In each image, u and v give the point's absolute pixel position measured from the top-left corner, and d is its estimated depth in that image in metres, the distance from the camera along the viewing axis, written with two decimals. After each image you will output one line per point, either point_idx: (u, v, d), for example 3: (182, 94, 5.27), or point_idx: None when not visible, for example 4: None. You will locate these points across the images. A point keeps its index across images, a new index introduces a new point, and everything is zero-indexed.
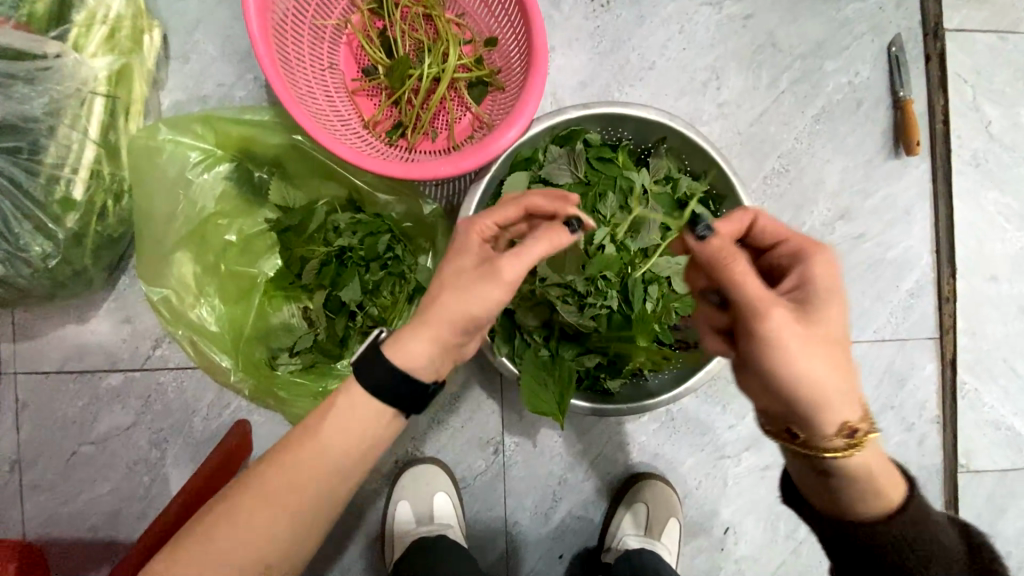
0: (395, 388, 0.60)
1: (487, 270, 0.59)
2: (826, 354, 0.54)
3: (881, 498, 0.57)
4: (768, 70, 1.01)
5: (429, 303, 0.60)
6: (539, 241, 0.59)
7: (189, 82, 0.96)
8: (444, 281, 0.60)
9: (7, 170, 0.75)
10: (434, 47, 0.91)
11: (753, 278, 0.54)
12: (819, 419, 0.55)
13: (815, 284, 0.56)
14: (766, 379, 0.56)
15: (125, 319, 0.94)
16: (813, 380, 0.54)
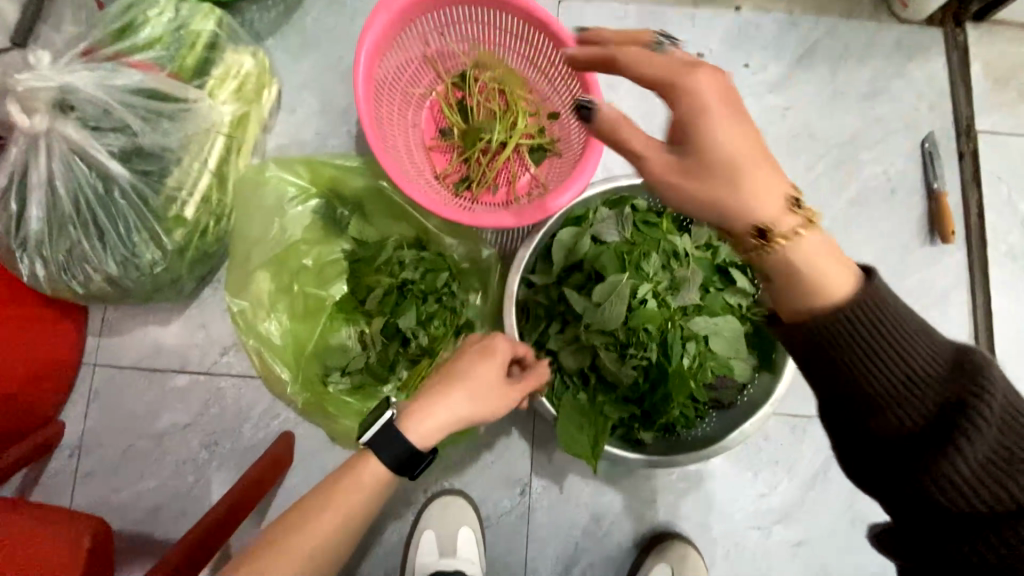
0: (409, 462, 0.67)
1: (498, 386, 0.72)
2: (728, 170, 0.50)
3: (829, 265, 0.48)
4: (805, 156, 1.10)
5: (444, 395, 0.68)
6: (529, 376, 0.77)
7: (292, 129, 1.12)
8: (461, 382, 0.70)
9: (138, 188, 0.89)
10: (504, 117, 1.04)
11: (734, 120, 0.50)
12: (748, 221, 0.50)
13: (707, 90, 0.51)
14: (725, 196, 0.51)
15: (201, 325, 1.05)
16: (737, 158, 0.50)
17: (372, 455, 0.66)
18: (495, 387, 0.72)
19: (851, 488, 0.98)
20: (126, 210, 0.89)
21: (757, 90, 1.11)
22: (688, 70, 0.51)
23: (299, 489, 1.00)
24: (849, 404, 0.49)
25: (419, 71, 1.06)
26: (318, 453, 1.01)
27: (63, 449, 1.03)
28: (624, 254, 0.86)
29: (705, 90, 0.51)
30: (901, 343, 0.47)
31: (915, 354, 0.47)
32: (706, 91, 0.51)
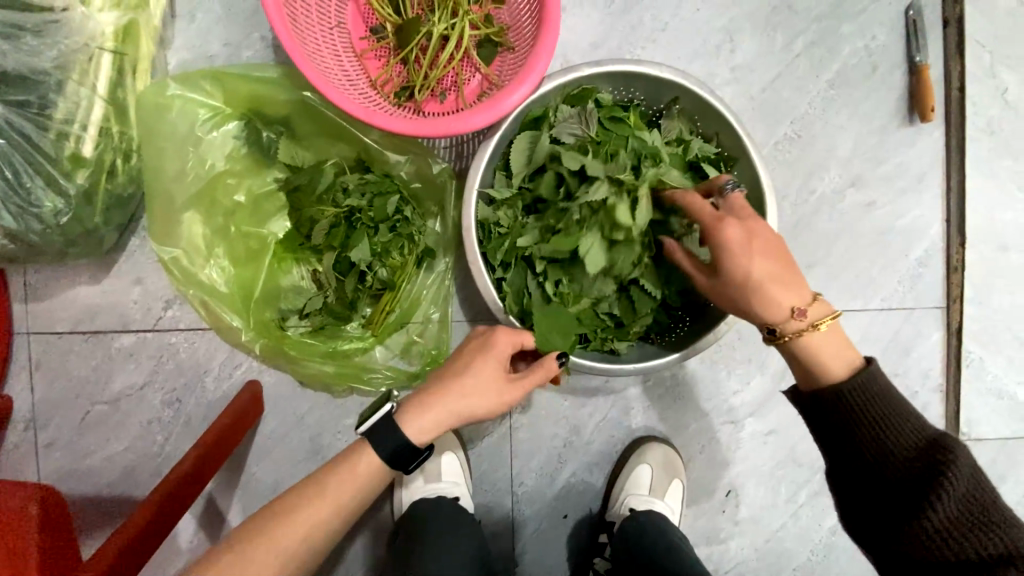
0: (405, 454, 0.69)
1: (501, 384, 0.72)
2: (739, 290, 0.63)
3: (836, 366, 0.61)
4: (783, 33, 0.99)
5: (446, 393, 0.70)
6: (535, 374, 0.74)
7: (196, 41, 0.94)
8: (463, 382, 0.71)
9: (17, 124, 0.76)
10: (443, 5, 0.89)
11: (750, 285, 0.63)
12: (766, 317, 0.63)
13: (733, 236, 0.63)
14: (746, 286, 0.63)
15: (136, 280, 0.95)
16: (755, 280, 0.62)
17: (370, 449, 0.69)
18: (498, 386, 0.72)
19: None
20: (11, 152, 0.76)
21: None
22: (723, 221, 0.63)
23: (275, 435, 0.98)
24: (848, 457, 0.60)
25: None
26: (290, 399, 0.97)
27: (15, 423, 0.97)
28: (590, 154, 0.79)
29: (728, 237, 0.63)
30: (885, 410, 0.59)
31: (895, 421, 0.58)
32: (727, 232, 0.63)
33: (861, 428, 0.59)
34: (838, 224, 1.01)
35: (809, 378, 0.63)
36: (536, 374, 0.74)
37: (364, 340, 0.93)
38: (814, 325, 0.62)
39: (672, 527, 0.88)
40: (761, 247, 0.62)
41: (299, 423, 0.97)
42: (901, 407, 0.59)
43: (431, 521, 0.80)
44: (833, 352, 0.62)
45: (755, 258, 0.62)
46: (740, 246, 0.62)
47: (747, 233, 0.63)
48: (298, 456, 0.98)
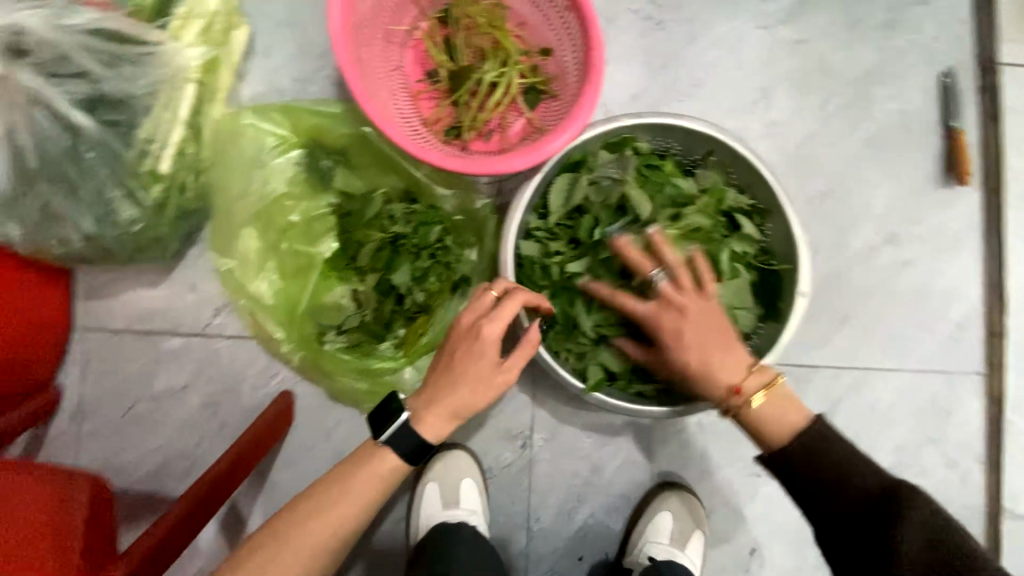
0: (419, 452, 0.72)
1: (492, 371, 0.71)
2: (682, 372, 0.71)
3: (778, 430, 0.69)
4: (818, 94, 1.03)
5: (449, 392, 0.71)
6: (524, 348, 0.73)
7: (269, 76, 1.04)
8: (458, 380, 0.71)
9: (108, 141, 0.82)
10: (495, 54, 0.97)
11: (709, 357, 0.69)
12: (707, 391, 0.71)
13: (670, 325, 0.70)
14: (693, 360, 0.70)
15: (190, 288, 1.02)
16: (694, 359, 0.70)
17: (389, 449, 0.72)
18: (492, 370, 0.71)
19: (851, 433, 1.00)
20: (98, 165, 0.83)
21: (767, 22, 1.03)
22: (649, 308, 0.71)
23: (302, 446, 1.00)
24: (816, 500, 0.66)
25: (400, 7, 0.98)
26: (320, 412, 1.00)
27: (62, 413, 1.02)
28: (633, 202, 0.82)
29: (664, 327, 0.70)
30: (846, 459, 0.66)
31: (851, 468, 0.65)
32: (676, 313, 0.69)
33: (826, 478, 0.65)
34: (872, 280, 1.01)
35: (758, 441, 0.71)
36: (524, 351, 0.73)
37: (395, 361, 0.95)
38: (754, 397, 0.69)
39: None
40: (687, 336, 0.69)
41: (326, 437, 1.00)
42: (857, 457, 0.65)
43: (456, 545, 0.81)
44: (774, 419, 0.69)
45: (694, 342, 0.69)
46: (676, 339, 0.69)
47: (693, 316, 0.69)
48: (323, 470, 1.00)
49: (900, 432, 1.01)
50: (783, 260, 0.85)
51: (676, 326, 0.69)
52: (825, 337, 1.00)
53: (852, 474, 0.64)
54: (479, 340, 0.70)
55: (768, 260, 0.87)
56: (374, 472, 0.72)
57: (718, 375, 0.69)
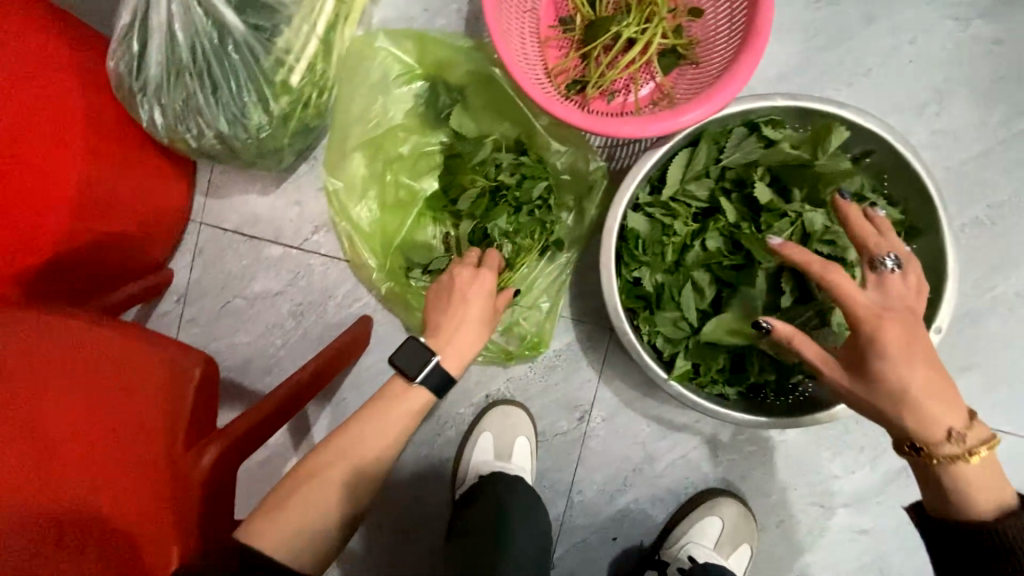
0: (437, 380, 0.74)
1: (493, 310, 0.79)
2: (892, 400, 0.54)
3: (987, 497, 0.53)
4: (1005, 106, 0.88)
5: (460, 332, 0.76)
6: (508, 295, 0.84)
7: (400, 3, 1.02)
8: (463, 318, 0.76)
9: (251, 45, 0.85)
10: (640, 7, 0.89)
11: (922, 387, 0.54)
12: (909, 433, 0.55)
13: (890, 335, 0.54)
14: (901, 388, 0.54)
15: (296, 202, 1.07)
16: (908, 389, 0.54)
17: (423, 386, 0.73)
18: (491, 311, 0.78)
19: None
20: (238, 67, 0.86)
21: (964, 12, 0.88)
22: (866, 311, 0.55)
23: (372, 370, 1.05)
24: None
25: None
26: (393, 342, 1.04)
27: (170, 294, 1.13)
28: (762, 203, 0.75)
29: (881, 333, 0.54)
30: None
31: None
32: (883, 326, 0.55)
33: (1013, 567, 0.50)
34: (1013, 331, 0.88)
35: (944, 508, 0.56)
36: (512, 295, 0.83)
37: None
38: (971, 453, 0.54)
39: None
40: (910, 354, 0.54)
41: None
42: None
43: (517, 494, 0.82)
44: (984, 483, 0.54)
45: (914, 363, 0.54)
46: (894, 353, 0.54)
47: (905, 328, 0.55)
48: None
49: None
50: (925, 289, 0.75)
51: (886, 338, 0.54)
52: None
53: None
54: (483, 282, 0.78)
55: None
56: (399, 409, 0.72)
57: (931, 414, 0.54)
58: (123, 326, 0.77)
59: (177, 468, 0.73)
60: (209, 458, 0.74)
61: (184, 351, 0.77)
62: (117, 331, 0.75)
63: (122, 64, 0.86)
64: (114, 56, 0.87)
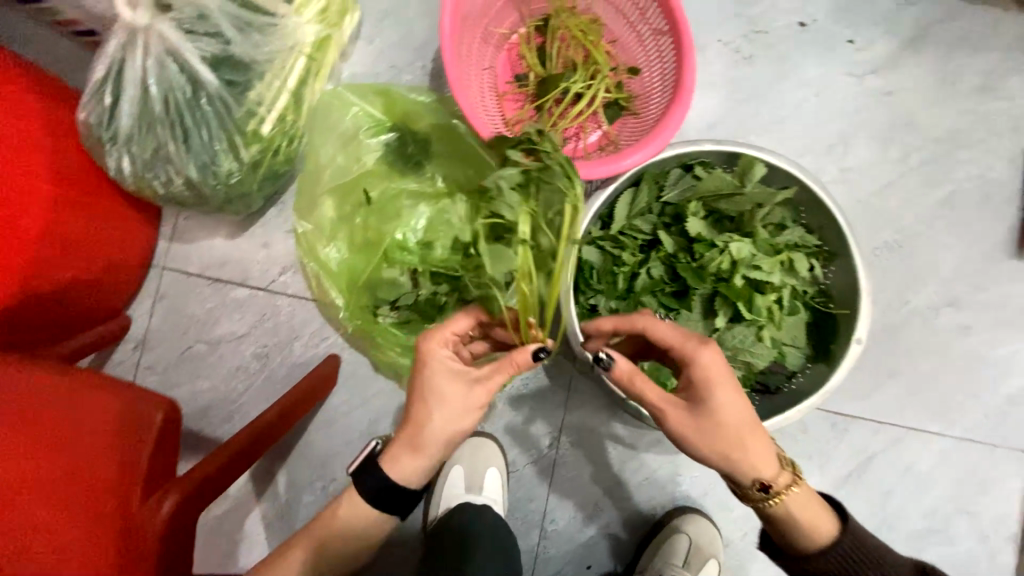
0: (386, 495, 0.73)
1: (466, 390, 0.71)
2: (727, 437, 0.65)
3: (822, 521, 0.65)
4: (899, 146, 1.02)
5: (412, 444, 0.71)
6: (508, 367, 0.71)
7: (367, 60, 1.11)
8: (429, 409, 0.71)
9: (224, 98, 0.90)
10: (584, 67, 1.01)
11: (748, 419, 0.65)
12: (750, 465, 0.65)
13: (711, 368, 0.65)
14: (732, 422, 0.64)
15: (263, 244, 1.08)
16: (739, 420, 0.65)
17: (389, 469, 0.73)
18: (461, 388, 0.71)
19: (883, 491, 0.98)
20: (211, 119, 0.90)
21: (856, 70, 1.04)
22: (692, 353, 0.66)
23: (340, 408, 1.04)
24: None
25: (502, 12, 1.04)
26: (361, 380, 1.04)
27: (128, 341, 1.11)
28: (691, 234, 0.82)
29: (707, 368, 0.65)
30: (869, 556, 0.64)
31: (881, 562, 0.63)
32: (713, 367, 0.65)
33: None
34: (928, 341, 0.99)
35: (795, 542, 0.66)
36: (505, 368, 0.71)
37: None
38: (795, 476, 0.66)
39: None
40: (730, 387, 0.65)
41: (363, 404, 1.04)
42: (885, 555, 0.64)
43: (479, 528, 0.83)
44: (812, 506, 0.65)
45: (738, 396, 0.65)
46: (722, 389, 0.64)
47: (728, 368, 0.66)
48: (355, 435, 1.04)
49: (934, 499, 0.98)
50: (843, 305, 0.85)
51: (718, 378, 0.65)
52: (869, 390, 0.98)
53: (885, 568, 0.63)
54: (435, 373, 0.71)
55: (825, 302, 0.88)
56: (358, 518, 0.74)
57: (757, 443, 0.65)
58: (73, 372, 0.76)
59: (134, 519, 0.71)
60: (170, 506, 0.73)
61: (150, 392, 0.78)
62: (70, 375, 0.75)
63: (93, 115, 0.89)
64: (85, 108, 0.90)
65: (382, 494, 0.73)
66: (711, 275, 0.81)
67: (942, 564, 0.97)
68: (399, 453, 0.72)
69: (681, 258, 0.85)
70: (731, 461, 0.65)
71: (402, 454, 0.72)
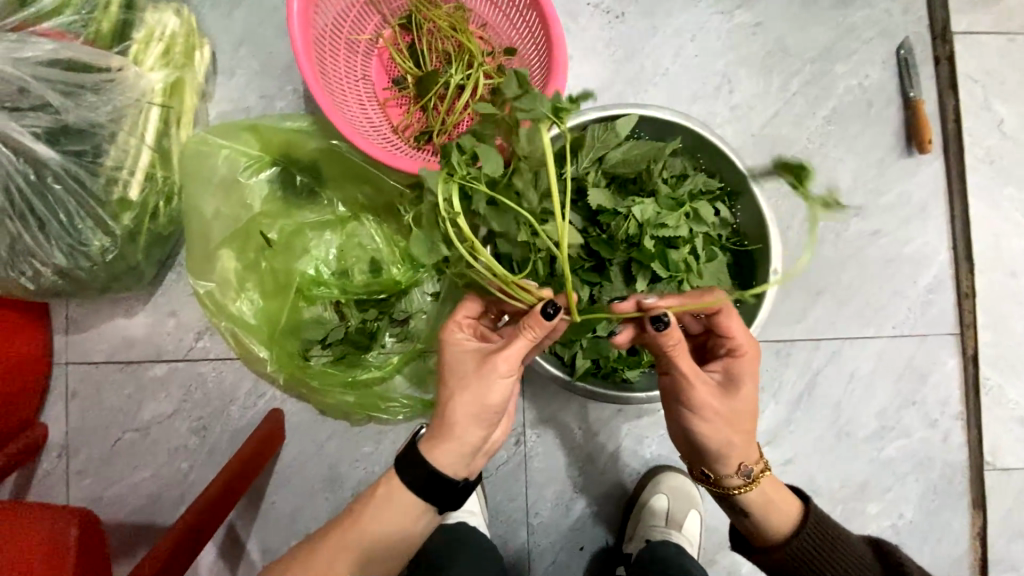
0: (430, 486, 0.68)
1: (484, 365, 0.67)
2: (735, 424, 0.70)
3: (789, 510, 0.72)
4: (779, 74, 1.05)
5: (442, 424, 0.67)
6: (526, 328, 0.65)
7: (233, 94, 1.03)
8: (450, 391, 0.67)
9: (73, 171, 0.81)
10: (459, 57, 0.97)
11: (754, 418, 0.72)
12: (740, 454, 0.70)
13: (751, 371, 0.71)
14: (745, 415, 0.70)
15: (170, 313, 1.01)
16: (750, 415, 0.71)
17: (432, 455, 0.67)
18: (482, 359, 0.67)
19: (835, 403, 1.02)
20: (65, 196, 0.82)
21: (725, 7, 1.05)
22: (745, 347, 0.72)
23: (295, 462, 0.99)
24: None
25: (362, 17, 0.99)
26: (310, 428, 0.99)
27: (48, 451, 1.01)
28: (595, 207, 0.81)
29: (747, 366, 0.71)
30: (834, 539, 0.71)
31: (845, 544, 0.71)
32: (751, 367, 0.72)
33: (819, 561, 0.70)
34: (844, 252, 1.03)
35: (765, 520, 0.71)
36: (519, 339, 0.66)
37: (384, 368, 0.95)
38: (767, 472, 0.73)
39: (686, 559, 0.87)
40: (754, 384, 0.71)
41: (319, 451, 0.99)
42: (845, 532, 0.71)
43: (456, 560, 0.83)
44: (783, 497, 0.72)
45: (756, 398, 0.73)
46: (751, 382, 0.70)
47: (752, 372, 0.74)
48: (317, 485, 0.99)
49: (882, 398, 1.02)
50: (756, 240, 0.86)
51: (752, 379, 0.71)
52: (801, 312, 1.02)
53: (848, 550, 0.70)
54: (455, 352, 0.69)
55: (740, 241, 0.89)
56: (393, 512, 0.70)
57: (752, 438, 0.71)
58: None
59: None
60: None
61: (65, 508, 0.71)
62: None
63: None
64: None
65: (431, 484, 0.68)
66: (623, 242, 0.82)
67: (903, 456, 1.02)
68: (427, 440, 0.68)
69: (590, 231, 0.85)
70: (726, 443, 0.70)
71: (431, 443, 0.67)
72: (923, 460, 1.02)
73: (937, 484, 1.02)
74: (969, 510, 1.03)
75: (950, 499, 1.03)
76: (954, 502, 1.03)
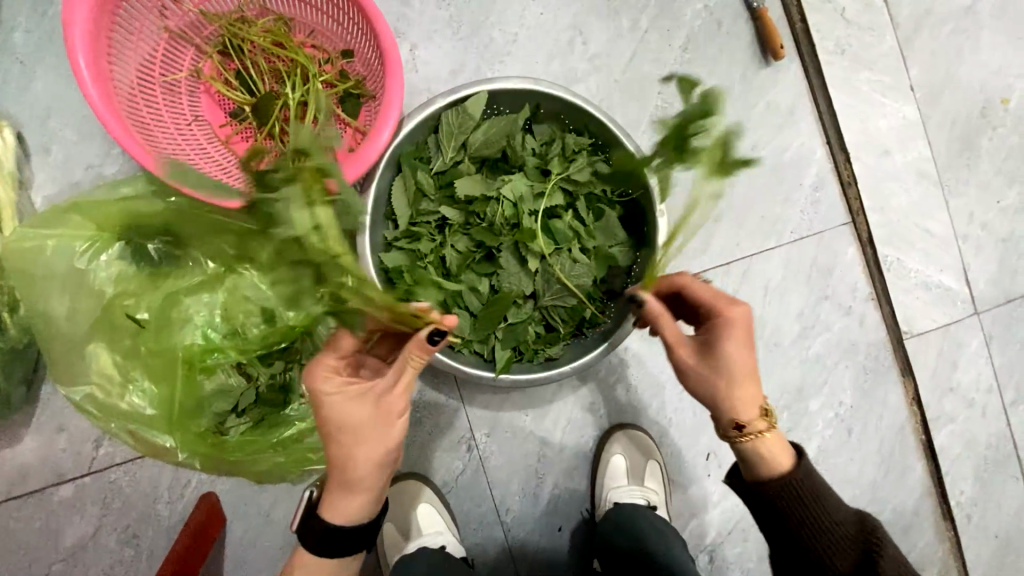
0: (333, 540, 0.70)
1: (373, 412, 0.69)
2: (730, 378, 0.68)
3: (771, 459, 0.68)
4: (627, 13, 1.03)
5: (346, 480, 0.70)
6: (411, 355, 0.69)
7: (54, 173, 0.91)
8: (351, 444, 0.69)
9: None
10: (292, 73, 0.90)
11: (739, 379, 0.68)
12: (728, 413, 0.69)
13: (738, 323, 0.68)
14: (724, 370, 0.68)
15: (59, 428, 0.91)
16: (732, 368, 0.67)
17: (338, 512, 0.70)
18: (376, 402, 0.69)
19: (758, 318, 1.05)
20: None
21: None
22: (729, 305, 0.69)
23: (246, 539, 0.93)
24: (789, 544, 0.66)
25: (173, 55, 0.90)
26: (251, 499, 0.93)
27: None
28: (465, 197, 0.81)
29: (739, 318, 0.68)
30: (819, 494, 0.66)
31: (832, 504, 0.66)
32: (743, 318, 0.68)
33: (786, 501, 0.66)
34: (731, 174, 1.04)
35: (754, 471, 0.69)
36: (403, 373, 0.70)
37: (307, 419, 0.90)
38: (762, 431, 0.69)
39: (645, 523, 0.88)
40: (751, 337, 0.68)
41: (268, 520, 0.94)
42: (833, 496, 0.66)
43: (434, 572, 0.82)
44: (777, 447, 0.69)
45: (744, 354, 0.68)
46: (740, 337, 0.67)
47: (737, 330, 0.68)
48: (276, 554, 0.94)
49: (798, 301, 1.06)
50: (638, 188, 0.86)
51: (733, 337, 0.67)
52: (705, 242, 1.03)
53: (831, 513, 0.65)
54: (335, 408, 0.69)
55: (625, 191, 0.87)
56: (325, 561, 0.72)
57: (733, 399, 0.68)
58: None
59: None
60: None
61: None
62: None
63: None
64: None
65: (330, 538, 0.70)
66: (504, 225, 0.81)
67: (830, 348, 1.07)
68: (327, 496, 0.71)
69: (472, 223, 0.82)
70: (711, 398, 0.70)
71: (331, 499, 0.71)
72: (849, 346, 1.07)
73: (866, 364, 1.08)
74: (900, 380, 1.09)
75: (880, 374, 1.08)
76: (886, 377, 1.09)
